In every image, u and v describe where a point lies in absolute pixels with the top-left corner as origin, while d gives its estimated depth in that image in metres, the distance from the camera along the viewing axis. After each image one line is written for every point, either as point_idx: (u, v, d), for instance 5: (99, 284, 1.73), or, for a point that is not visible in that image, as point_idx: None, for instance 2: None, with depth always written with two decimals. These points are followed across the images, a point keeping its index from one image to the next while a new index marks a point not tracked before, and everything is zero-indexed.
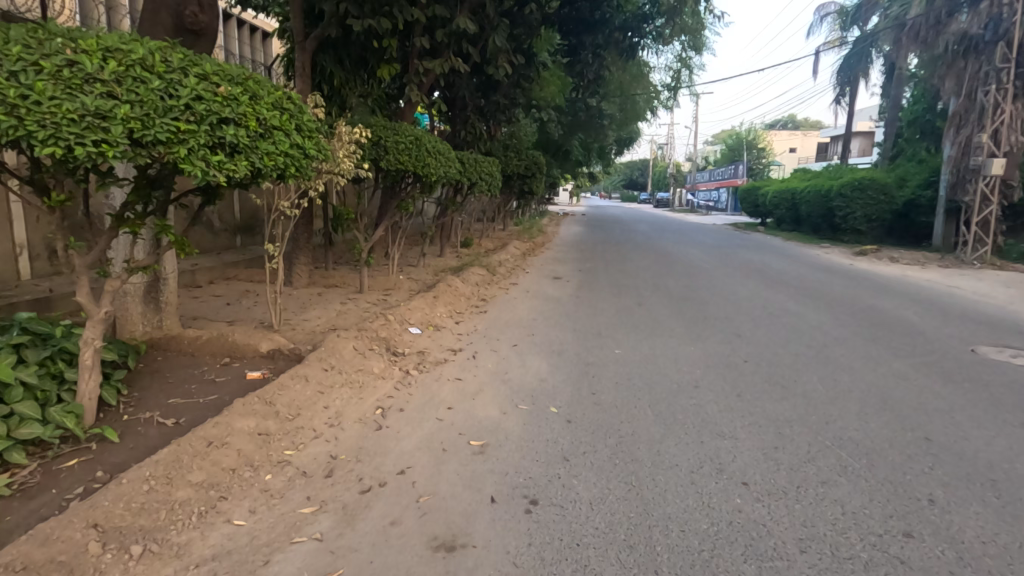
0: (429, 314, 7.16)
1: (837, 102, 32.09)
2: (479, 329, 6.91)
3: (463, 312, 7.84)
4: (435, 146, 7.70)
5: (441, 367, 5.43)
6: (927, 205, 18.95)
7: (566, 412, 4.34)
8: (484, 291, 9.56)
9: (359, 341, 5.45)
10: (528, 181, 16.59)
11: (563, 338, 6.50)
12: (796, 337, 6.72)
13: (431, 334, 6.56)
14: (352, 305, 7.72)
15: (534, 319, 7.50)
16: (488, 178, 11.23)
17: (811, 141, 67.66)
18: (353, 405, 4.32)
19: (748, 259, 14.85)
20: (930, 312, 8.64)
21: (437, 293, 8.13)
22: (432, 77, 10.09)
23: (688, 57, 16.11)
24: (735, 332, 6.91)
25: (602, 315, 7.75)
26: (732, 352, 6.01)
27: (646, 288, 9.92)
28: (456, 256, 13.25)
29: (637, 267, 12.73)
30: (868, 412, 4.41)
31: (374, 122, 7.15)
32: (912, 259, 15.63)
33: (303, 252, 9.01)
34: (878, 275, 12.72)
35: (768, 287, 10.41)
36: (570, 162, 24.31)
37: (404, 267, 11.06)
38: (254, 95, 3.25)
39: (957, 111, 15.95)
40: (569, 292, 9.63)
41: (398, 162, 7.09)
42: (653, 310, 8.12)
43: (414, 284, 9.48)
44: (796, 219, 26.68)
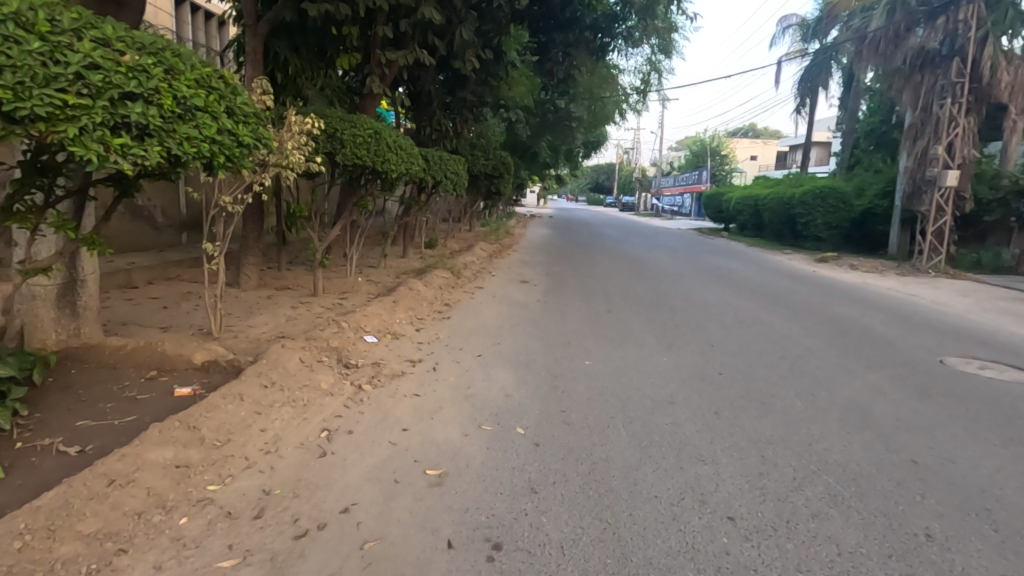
0: (387, 320, 6.67)
1: (797, 112, 32.94)
2: (442, 338, 6.46)
3: (425, 319, 7.38)
4: (397, 141, 7.21)
5: (398, 381, 4.97)
6: (883, 214, 19.47)
7: (534, 434, 3.96)
8: (447, 295, 9.11)
9: (307, 353, 4.94)
10: (495, 181, 16.22)
11: (530, 348, 6.13)
12: (769, 347, 6.54)
13: (388, 342, 6.08)
14: (303, 310, 7.15)
15: (500, 326, 7.10)
16: (454, 177, 10.78)
17: (771, 149, 69.61)
18: (294, 427, 3.83)
19: (714, 265, 14.86)
20: (895, 320, 8.66)
21: (397, 298, 7.64)
22: (396, 69, 9.59)
23: (657, 60, 16.06)
24: (708, 341, 6.68)
25: (570, 322, 7.42)
26: (706, 365, 5.76)
27: (615, 294, 9.65)
28: (420, 257, 12.74)
29: (605, 272, 12.50)
30: (851, 432, 4.20)
31: (330, 113, 6.62)
32: (871, 266, 15.95)
33: (252, 252, 8.37)
34: (840, 282, 12.85)
35: (737, 294, 10.31)
36: (538, 163, 24.08)
37: (364, 269, 10.51)
38: (170, 69, 2.76)
39: (913, 124, 16.47)
40: (536, 297, 9.28)
41: (355, 156, 6.57)
42: (624, 317, 7.84)
43: (373, 288, 8.96)
44: (758, 225, 27.17)
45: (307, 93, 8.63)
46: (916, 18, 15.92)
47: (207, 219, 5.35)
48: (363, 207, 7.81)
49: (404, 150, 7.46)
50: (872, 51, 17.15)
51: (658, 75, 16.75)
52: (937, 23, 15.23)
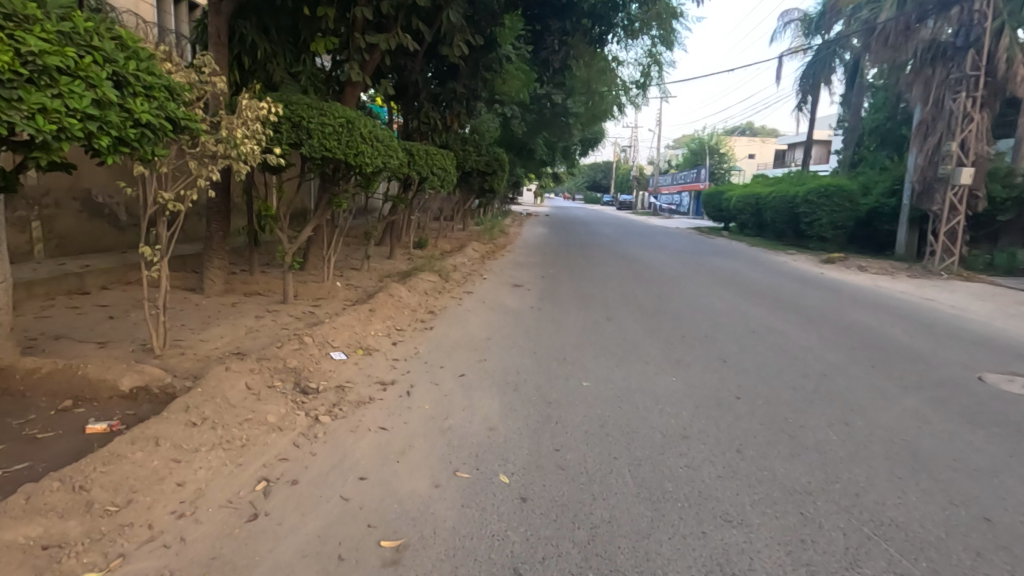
0: (362, 333, 5.96)
1: (799, 109, 32.33)
2: (422, 353, 5.74)
3: (403, 329, 6.65)
4: (374, 131, 6.43)
5: (365, 409, 4.24)
6: (891, 213, 18.82)
7: (520, 485, 3.24)
8: (432, 301, 8.38)
9: (258, 376, 4.20)
10: (488, 179, 15.46)
11: (522, 365, 5.40)
12: (789, 364, 5.84)
13: (359, 359, 5.35)
14: (267, 320, 6.39)
15: (488, 338, 6.38)
16: (442, 172, 10.02)
17: (770, 148, 69.05)
18: (223, 477, 3.10)
19: (718, 266, 14.16)
20: (918, 329, 7.97)
21: (374, 306, 6.91)
22: (378, 56, 8.82)
23: (658, 51, 15.35)
24: (720, 357, 5.98)
25: (568, 333, 6.69)
26: (722, 386, 5.03)
27: (615, 299, 8.96)
28: (407, 259, 11.97)
29: (603, 274, 11.81)
30: (901, 476, 3.49)
31: (296, 99, 5.87)
32: (880, 268, 15.28)
33: (218, 254, 7.60)
34: (852, 286, 12.17)
35: (745, 299, 9.63)
36: (534, 160, 23.38)
37: (345, 272, 9.78)
38: (15, 16, 2.35)
39: (923, 120, 15.84)
40: (529, 303, 8.56)
41: (323, 148, 5.82)
42: (627, 327, 7.12)
43: (352, 293, 8.22)
44: (759, 224, 26.50)
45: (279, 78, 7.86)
46: (927, 9, 15.26)
47: (144, 219, 4.59)
48: (339, 204, 6.99)
49: (384, 141, 6.69)
50: (881, 43, 16.45)
51: (658, 69, 16.01)
52: (951, 13, 14.56)
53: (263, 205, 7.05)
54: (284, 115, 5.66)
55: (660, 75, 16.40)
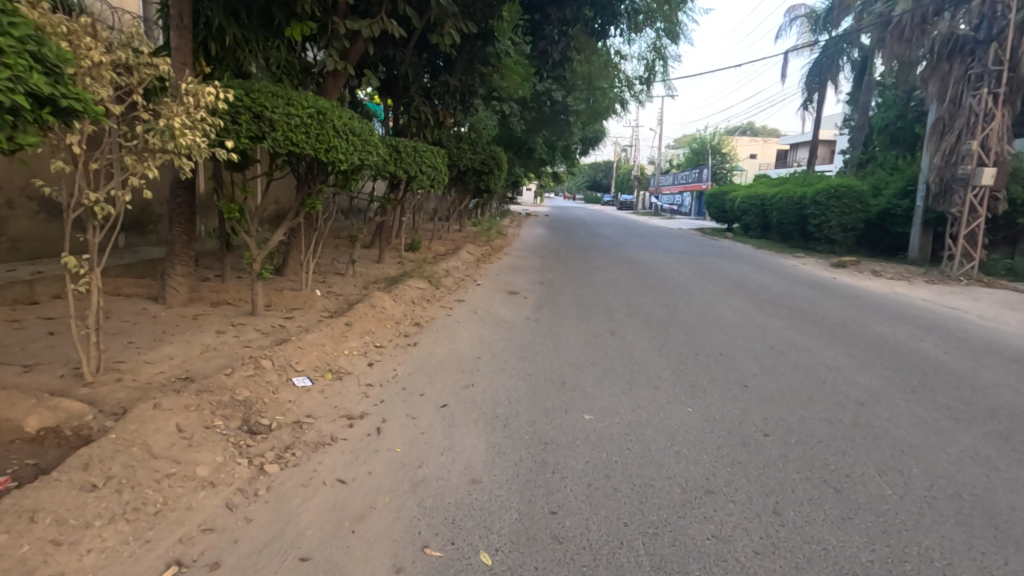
0: (334, 353, 5.26)
1: (804, 108, 31.67)
2: (400, 377, 5.03)
3: (382, 346, 5.96)
4: (349, 123, 5.72)
5: (322, 454, 3.53)
6: (902, 215, 18.13)
7: (507, 570, 2.53)
8: (420, 312, 7.69)
9: (194, 415, 3.49)
10: (485, 178, 14.75)
11: (515, 393, 4.72)
12: (817, 389, 5.14)
13: (326, 385, 4.64)
14: (230, 336, 5.69)
15: (478, 357, 5.70)
16: (432, 171, 9.30)
17: (772, 148, 68.36)
18: (121, 562, 2.39)
19: (724, 270, 13.45)
20: (952, 344, 7.28)
21: (352, 319, 6.22)
22: (361, 43, 8.11)
23: (663, 45, 14.65)
24: (739, 381, 5.27)
25: (568, 351, 5.99)
26: (745, 420, 4.33)
27: (618, 309, 8.26)
28: (397, 263, 11.27)
29: (605, 279, 11.12)
30: (984, 553, 2.79)
31: (257, 86, 5.15)
32: (896, 273, 14.60)
33: (182, 259, 6.87)
34: (869, 293, 11.47)
35: (757, 309, 8.95)
36: (534, 159, 22.71)
37: (327, 279, 9.08)
38: None
39: (940, 118, 15.18)
40: (525, 313, 7.87)
41: (289, 141, 5.11)
42: (632, 343, 6.42)
43: (331, 303, 7.52)
44: (765, 226, 25.83)
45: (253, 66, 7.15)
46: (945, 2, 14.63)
47: (66, 224, 3.87)
48: (312, 205, 6.24)
49: (362, 135, 5.97)
50: (896, 38, 15.76)
51: (663, 64, 15.30)
52: (973, 5, 13.83)
53: (225, 207, 6.15)
54: (243, 104, 4.94)
55: (665, 71, 15.68)
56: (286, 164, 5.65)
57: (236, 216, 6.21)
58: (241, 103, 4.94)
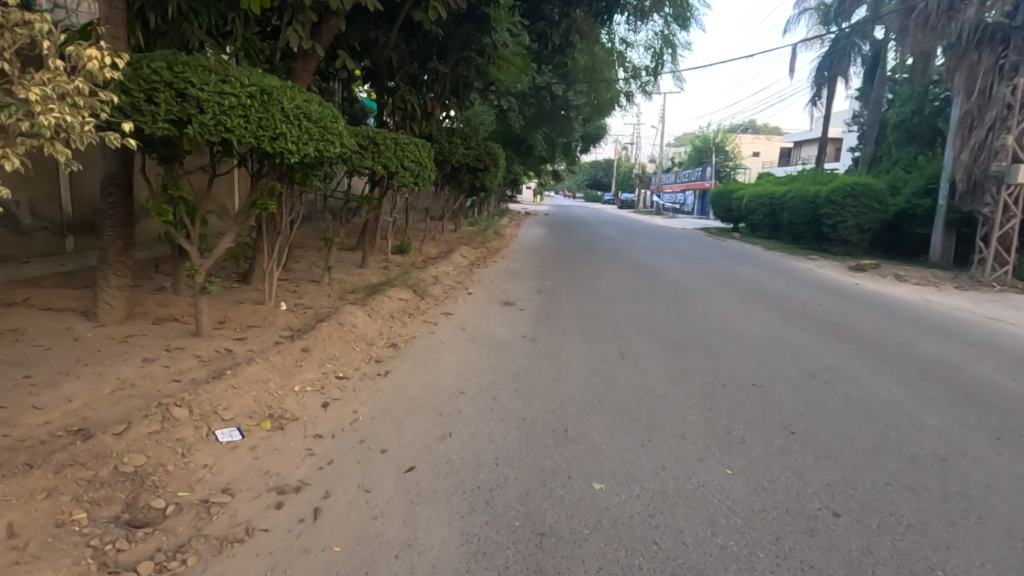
0: (282, 390, 4.21)
1: (813, 103, 30.64)
2: (361, 424, 3.99)
3: (346, 377, 4.92)
4: (305, 106, 4.67)
5: (228, 559, 2.50)
6: (923, 215, 17.15)
7: None
8: (399, 329, 6.65)
9: (42, 508, 2.55)
10: (480, 176, 13.70)
11: (504, 450, 3.68)
12: (884, 437, 4.12)
13: (262, 439, 3.60)
14: (159, 366, 4.65)
15: (462, 392, 4.67)
16: (418, 167, 8.24)
17: (775, 146, 67.36)
18: None
19: (738, 276, 12.43)
20: (1017, 368, 6.26)
21: (312, 344, 5.18)
22: (333, 19, 7.08)
23: (671, 32, 13.59)
24: (784, 426, 4.24)
25: (571, 383, 4.96)
26: (804, 490, 3.32)
27: (627, 324, 7.22)
28: (382, 269, 10.23)
29: (609, 287, 10.08)
30: None
31: (186, 59, 4.12)
32: (921, 278, 13.61)
33: (117, 270, 5.80)
34: (901, 301, 10.44)
35: (783, 323, 7.91)
36: (533, 156, 21.66)
37: (298, 290, 8.05)
38: None
39: (968, 112, 14.19)
40: (521, 330, 6.83)
41: (222, 126, 4.08)
42: (648, 372, 5.40)
43: (295, 319, 6.48)
44: (773, 226, 24.80)
45: (206, 43, 6.14)
46: None
47: None
48: (265, 207, 5.17)
49: (323, 121, 4.90)
50: (920, 26, 14.72)
51: (671, 54, 14.24)
52: None
53: (157, 207, 4.94)
54: (162, 79, 3.92)
55: (673, 61, 14.60)
56: (227, 155, 4.63)
57: (171, 218, 5.00)
58: (159, 78, 3.92)
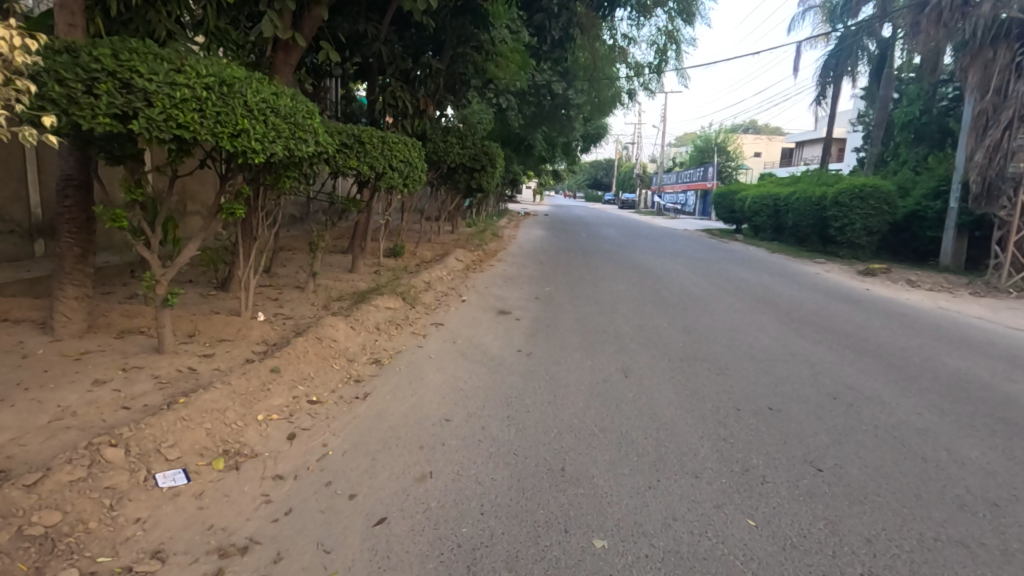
0: (244, 420, 3.73)
1: (817, 103, 30.16)
2: (330, 461, 3.51)
3: (320, 401, 4.44)
4: (274, 100, 4.18)
5: None
6: (934, 217, 16.68)
7: None
8: (384, 342, 6.16)
9: None
10: (477, 176, 13.22)
11: (491, 495, 3.20)
12: (923, 476, 3.63)
13: (211, 482, 3.11)
14: (109, 390, 4.17)
15: (448, 420, 4.19)
16: (408, 168, 7.75)
17: (777, 146, 66.89)
18: None
19: (745, 281, 11.95)
20: None
21: (284, 363, 4.69)
22: (316, 9, 6.62)
23: (675, 28, 13.12)
24: (809, 462, 3.76)
25: (569, 408, 4.48)
26: (840, 549, 2.83)
27: (630, 337, 6.75)
28: (373, 274, 9.76)
29: (610, 293, 9.61)
30: None
31: (134, 45, 3.64)
32: (935, 283, 13.13)
33: (74, 279, 5.30)
34: (917, 310, 9.96)
35: (795, 335, 7.43)
36: (532, 156, 21.16)
37: (279, 299, 7.57)
38: None
39: (983, 111, 13.72)
40: (516, 344, 6.34)
41: (173, 121, 3.59)
42: (654, 394, 4.92)
43: (271, 332, 6.00)
44: (777, 227, 24.30)
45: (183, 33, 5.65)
46: None
47: None
48: (231, 212, 4.69)
49: (295, 117, 4.40)
50: (933, 22, 14.26)
51: (675, 51, 13.74)
52: None
53: (111, 212, 4.38)
54: (103, 67, 3.43)
55: (676, 57, 14.10)
56: (185, 155, 4.14)
57: (126, 224, 4.44)
58: (100, 66, 3.43)
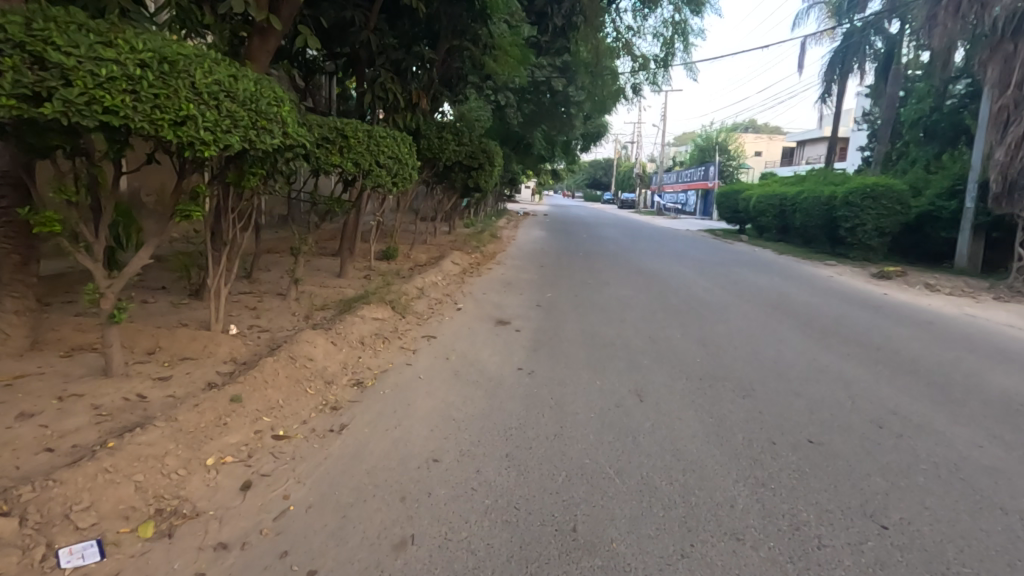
0: (188, 467, 3.10)
1: (822, 102, 29.56)
2: (290, 521, 2.87)
3: (288, 435, 3.79)
4: (231, 81, 3.54)
5: None
6: (948, 218, 16.09)
7: None
8: (369, 360, 5.52)
9: None
10: (474, 174, 12.57)
11: (486, 571, 2.56)
12: (1012, 537, 2.99)
13: (132, 558, 2.48)
14: (34, 427, 3.51)
15: (437, 461, 3.55)
16: (398, 164, 7.11)
17: (777, 145, 66.34)
18: None
19: (757, 285, 11.33)
20: None
21: (247, 390, 4.05)
22: None
23: (681, 19, 12.51)
24: (869, 517, 3.14)
25: (578, 444, 3.84)
26: None
27: (642, 352, 6.13)
28: (362, 279, 9.12)
29: (616, 300, 8.99)
30: None
31: (52, 13, 3.00)
32: (954, 287, 12.53)
33: (13, 290, 4.66)
34: (942, 316, 9.35)
35: (820, 348, 6.80)
36: (532, 156, 20.60)
37: (257, 308, 6.92)
38: None
39: (1003, 107, 13.12)
40: (515, 360, 5.70)
41: (99, 105, 2.95)
42: (675, 425, 4.28)
43: (242, 348, 5.35)
44: (782, 228, 23.71)
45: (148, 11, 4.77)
46: None
47: None
48: (187, 213, 4.11)
49: (257, 103, 3.73)
50: (951, 13, 13.88)
51: (682, 44, 13.10)
52: None
53: (41, 215, 3.73)
54: (8, 38, 2.79)
55: (683, 51, 13.47)
56: (125, 147, 3.49)
57: (60, 228, 3.77)
58: (4, 37, 2.78)
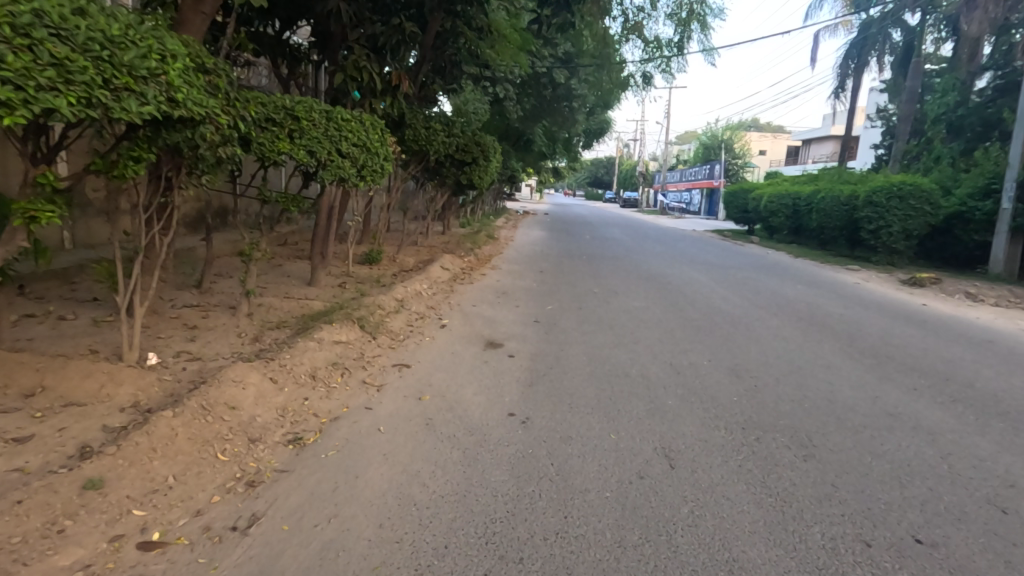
0: None
1: (836, 98, 28.26)
2: None
3: (164, 541, 2.58)
4: (62, 11, 2.34)
5: None
6: (981, 219, 14.92)
7: None
8: (318, 402, 4.28)
9: None
10: (467, 169, 11.34)
11: None
12: None
13: None
14: None
15: None
16: (369, 154, 5.86)
17: (784, 144, 65.01)
18: None
19: (781, 294, 10.14)
20: None
21: (120, 467, 2.87)
22: None
23: None
24: None
25: (590, 555, 2.64)
26: None
27: (667, 388, 4.92)
28: (335, 288, 7.89)
29: (627, 314, 7.80)
30: None
31: None
32: (999, 296, 11.31)
33: None
34: (999, 334, 8.15)
35: (880, 380, 5.58)
36: (531, 153, 19.43)
37: (195, 327, 5.67)
38: None
39: None
40: (507, 401, 4.49)
41: None
42: (724, 513, 3.06)
43: (152, 389, 4.13)
44: (796, 228, 22.48)
45: None
46: None
47: None
48: (33, 214, 2.83)
49: (117, 50, 2.51)
50: None
51: (698, 26, 11.84)
52: None
53: None
54: None
55: (698, 34, 12.18)
56: None
57: None
58: None
